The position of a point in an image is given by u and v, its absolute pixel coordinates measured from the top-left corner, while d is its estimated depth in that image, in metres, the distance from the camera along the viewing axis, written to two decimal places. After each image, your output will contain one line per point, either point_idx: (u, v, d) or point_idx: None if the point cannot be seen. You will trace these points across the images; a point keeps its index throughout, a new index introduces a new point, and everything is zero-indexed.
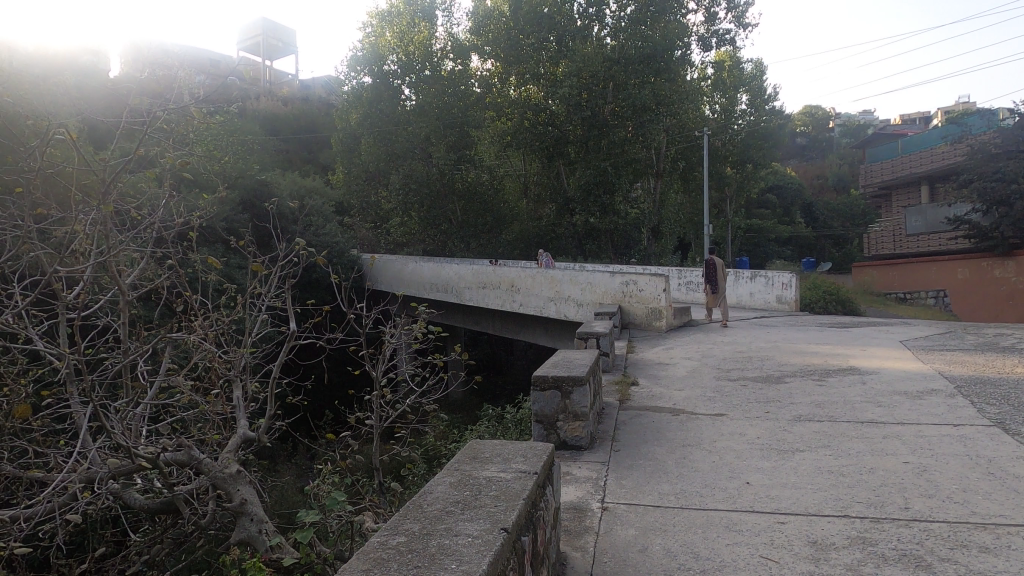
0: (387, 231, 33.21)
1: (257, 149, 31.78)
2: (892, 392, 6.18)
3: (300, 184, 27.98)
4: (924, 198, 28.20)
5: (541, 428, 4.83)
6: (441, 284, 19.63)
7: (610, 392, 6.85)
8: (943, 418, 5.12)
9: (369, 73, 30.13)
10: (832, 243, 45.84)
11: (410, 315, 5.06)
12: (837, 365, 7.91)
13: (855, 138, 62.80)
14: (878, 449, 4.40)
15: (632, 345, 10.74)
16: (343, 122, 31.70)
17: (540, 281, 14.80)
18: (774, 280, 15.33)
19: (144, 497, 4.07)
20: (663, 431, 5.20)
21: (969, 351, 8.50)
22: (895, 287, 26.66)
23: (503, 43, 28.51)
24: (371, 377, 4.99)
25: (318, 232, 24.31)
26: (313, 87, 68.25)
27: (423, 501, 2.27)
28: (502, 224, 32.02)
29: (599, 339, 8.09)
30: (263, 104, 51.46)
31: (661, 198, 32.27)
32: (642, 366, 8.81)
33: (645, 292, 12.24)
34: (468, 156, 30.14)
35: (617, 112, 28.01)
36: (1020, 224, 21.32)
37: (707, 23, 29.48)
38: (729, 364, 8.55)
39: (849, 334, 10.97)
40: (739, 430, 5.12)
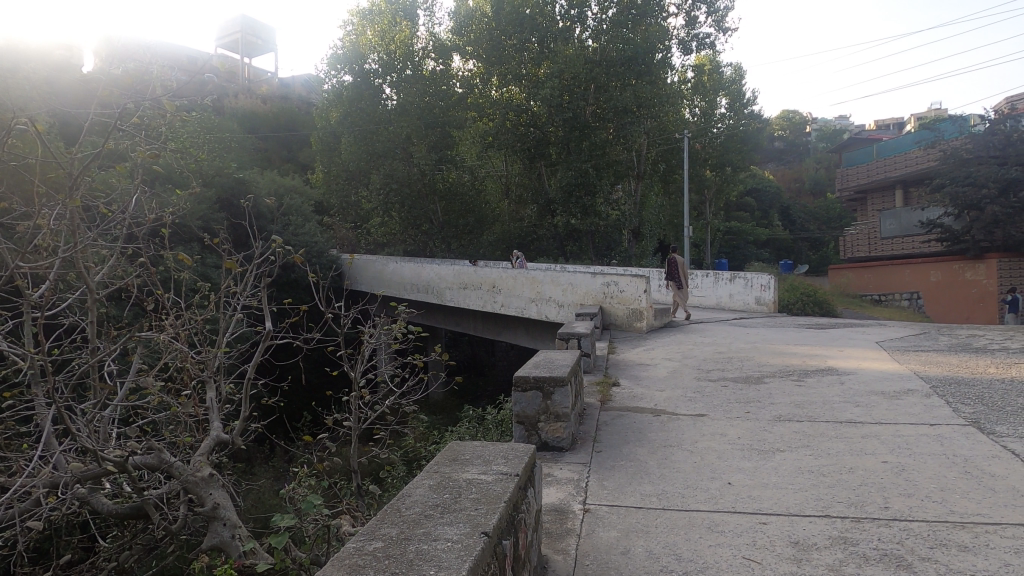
0: (368, 231, 32.98)
1: (235, 146, 31.35)
2: (870, 391, 6.24)
3: (279, 183, 27.70)
4: (898, 202, 28.70)
5: (522, 429, 4.79)
6: (422, 284, 19.51)
7: (591, 393, 6.83)
8: (919, 418, 5.17)
9: (351, 72, 29.96)
10: (809, 245, 46.50)
11: (389, 314, 4.98)
12: (816, 366, 7.97)
13: (831, 142, 63.83)
14: (857, 449, 4.43)
15: (613, 346, 10.76)
16: (324, 120, 31.47)
17: (521, 282, 14.76)
18: (753, 282, 15.47)
19: (112, 502, 3.94)
20: (644, 432, 5.19)
21: (943, 351, 8.63)
22: (871, 289, 27.13)
23: (485, 43, 28.45)
24: (351, 378, 4.89)
25: (297, 231, 24.07)
26: (292, 85, 67.75)
27: (401, 505, 2.21)
28: (484, 225, 31.96)
29: (580, 339, 8.07)
30: (242, 101, 50.86)
31: (642, 199, 32.47)
32: (623, 366, 8.82)
33: (626, 293, 12.23)
34: (449, 156, 30.04)
35: (598, 113, 28.11)
36: (990, 227, 21.82)
37: (688, 26, 29.75)
38: (710, 365, 8.59)
39: (827, 335, 11.11)
40: (720, 431, 5.13)
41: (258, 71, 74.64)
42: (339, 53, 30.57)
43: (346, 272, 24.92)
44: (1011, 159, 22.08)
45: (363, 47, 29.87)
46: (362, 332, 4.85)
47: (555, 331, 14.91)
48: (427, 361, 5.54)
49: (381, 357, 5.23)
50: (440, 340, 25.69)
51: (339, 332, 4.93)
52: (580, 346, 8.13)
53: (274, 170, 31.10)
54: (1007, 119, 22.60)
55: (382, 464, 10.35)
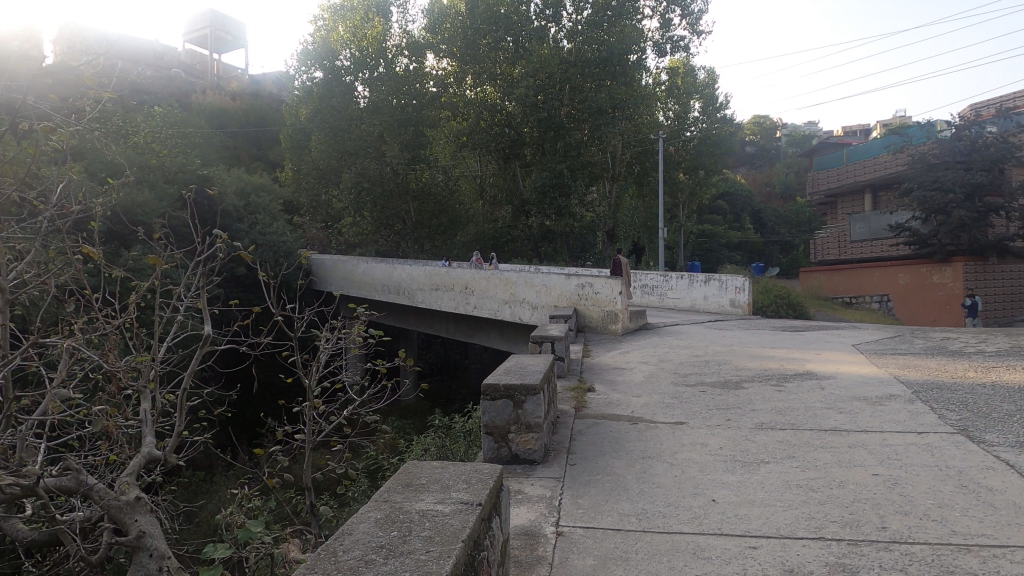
0: (339, 231, 32.31)
1: (200, 143, 30.45)
2: (852, 397, 6.05)
3: (245, 180, 26.95)
4: (867, 205, 29.08)
5: (491, 441, 4.46)
6: (393, 286, 19.05)
7: (565, 400, 6.51)
8: (905, 426, 4.97)
9: (322, 69, 29.38)
10: (780, 249, 47.00)
11: (350, 315, 4.60)
12: (795, 369, 7.78)
13: (802, 148, 64.82)
14: (845, 459, 4.19)
15: (587, 349, 10.48)
16: (293, 118, 30.79)
17: (494, 284, 14.43)
18: (728, 284, 15.34)
19: (27, 530, 3.49)
20: (621, 442, 4.89)
21: (920, 355, 8.51)
22: (841, 292, 27.31)
23: (459, 42, 28.07)
24: (306, 386, 4.49)
25: (264, 230, 23.44)
26: (263, 82, 66.65)
27: (340, 546, 1.85)
28: (457, 226, 31.53)
29: (554, 343, 7.75)
30: (210, 98, 49.62)
31: (617, 202, 32.35)
32: (598, 371, 8.53)
33: (601, 295, 11.97)
34: (422, 155, 29.55)
35: (573, 114, 27.88)
36: (956, 231, 22.19)
37: (662, 29, 29.75)
38: (687, 369, 8.34)
39: (802, 337, 10.98)
40: (701, 441, 4.85)
41: (228, 68, 73.11)
42: (309, 49, 29.90)
43: (315, 273, 24.33)
44: (977, 164, 22.45)
45: (334, 42, 29.37)
46: (319, 335, 4.46)
47: (529, 333, 14.60)
48: (394, 365, 5.17)
49: (341, 362, 4.84)
50: (412, 343, 25.20)
51: (294, 333, 4.52)
52: (553, 350, 7.82)
53: (241, 168, 30.30)
54: (972, 125, 23.01)
55: (336, 480, 9.83)
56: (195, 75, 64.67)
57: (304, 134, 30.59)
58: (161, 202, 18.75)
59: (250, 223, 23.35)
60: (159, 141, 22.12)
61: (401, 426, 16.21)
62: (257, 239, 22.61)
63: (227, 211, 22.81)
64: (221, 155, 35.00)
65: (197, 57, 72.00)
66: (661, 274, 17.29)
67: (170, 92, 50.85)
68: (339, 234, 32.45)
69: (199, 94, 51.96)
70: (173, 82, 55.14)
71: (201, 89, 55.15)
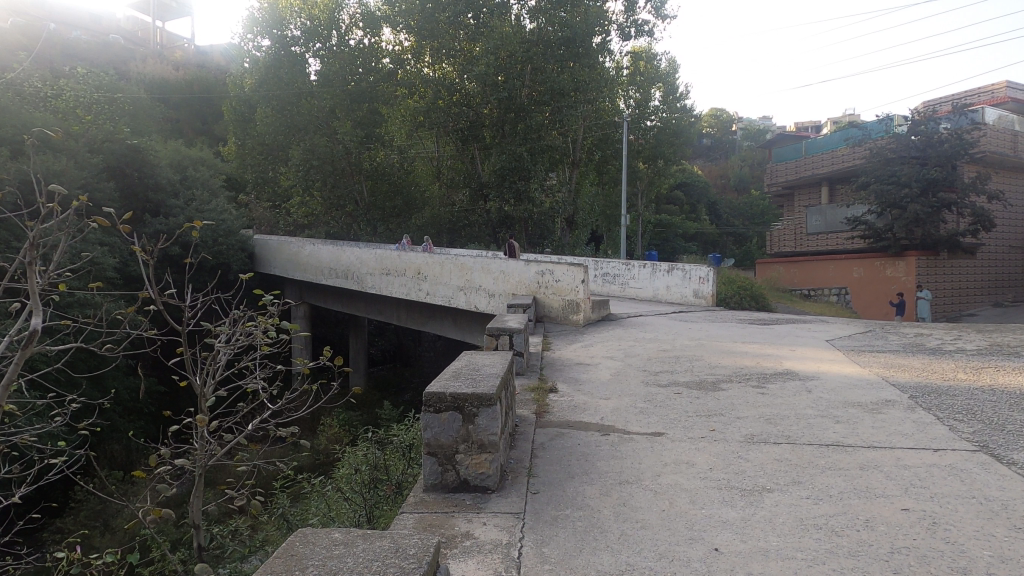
0: (288, 211, 30.71)
1: (134, 113, 28.34)
2: (844, 402, 5.42)
3: (182, 155, 25.26)
4: (824, 198, 29.19)
5: (434, 463, 3.58)
6: (342, 270, 17.86)
7: (525, 404, 5.68)
8: (916, 440, 4.31)
9: (269, 38, 27.91)
10: (734, 240, 47.45)
11: (265, 306, 3.59)
12: (773, 368, 7.16)
13: (757, 142, 65.68)
14: (864, 487, 3.48)
15: (547, 341, 9.70)
16: (238, 88, 29.07)
17: (448, 269, 13.47)
18: (692, 274, 14.83)
19: None
20: (592, 462, 4.08)
21: (898, 353, 8.01)
22: (798, 284, 27.18)
23: (417, 14, 26.63)
24: (200, 391, 3.45)
25: (201, 207, 21.91)
26: (211, 53, 63.53)
27: None
28: (412, 209, 30.30)
29: (512, 336, 6.94)
30: (150, 67, 46.80)
31: (577, 188, 31.65)
32: (560, 367, 7.72)
33: (562, 283, 11.18)
34: (376, 134, 28.26)
35: (534, 96, 26.82)
36: (911, 226, 22.53)
37: (626, 12, 29.01)
38: (656, 365, 7.64)
39: (771, 332, 10.46)
40: (685, 459, 4.09)
41: (172, 36, 69.59)
42: (256, 15, 28.11)
43: (259, 254, 22.88)
44: (931, 160, 22.46)
45: (283, 10, 27.93)
46: (219, 328, 3.42)
47: (484, 323, 13.73)
48: (332, 366, 4.23)
49: (253, 362, 3.79)
50: (363, 331, 24.03)
51: (186, 321, 3.48)
52: (513, 345, 7.01)
53: (181, 141, 28.40)
54: (928, 121, 23.06)
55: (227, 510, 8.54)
56: (134, 43, 61.04)
57: (249, 106, 28.85)
58: (83, 172, 17.22)
59: (186, 199, 21.79)
60: (83, 107, 20.36)
61: (336, 431, 15.27)
62: (194, 216, 21.00)
63: (162, 185, 21.24)
64: (161, 127, 32.89)
65: (141, 24, 68.30)
66: (623, 263, 16.59)
67: (109, 60, 48.01)
68: (288, 214, 30.85)
69: (140, 63, 49.15)
70: (112, 49, 51.88)
71: (142, 57, 51.90)
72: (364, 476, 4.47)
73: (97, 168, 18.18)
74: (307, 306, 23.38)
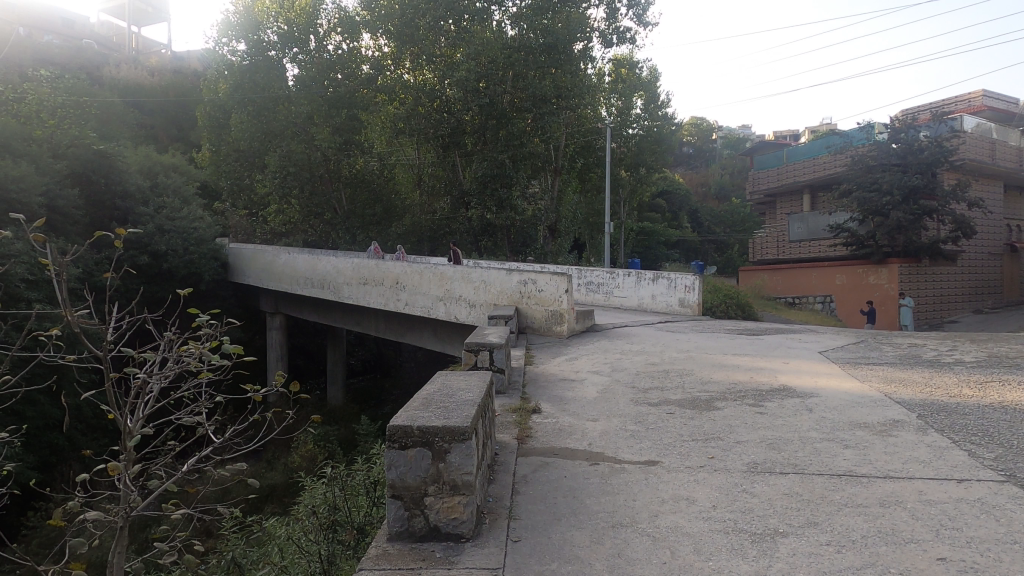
0: (264, 220, 29.92)
1: (103, 119, 27.50)
2: (849, 423, 5.03)
3: (152, 161, 24.49)
4: (806, 206, 29.16)
5: (399, 508, 3.09)
6: (317, 279, 17.28)
7: (506, 428, 5.22)
8: (935, 468, 3.92)
9: (245, 43, 27.37)
10: (715, 248, 47.47)
11: (202, 329, 3.07)
12: (768, 383, 6.77)
13: (737, 150, 66.19)
14: (889, 529, 3.08)
15: (530, 354, 9.24)
16: (212, 93, 28.40)
17: (427, 279, 12.97)
18: (677, 282, 14.56)
19: None
20: (580, 499, 3.63)
21: (896, 366, 7.68)
22: (782, 292, 27.02)
23: (397, 18, 26.15)
24: (125, 428, 2.97)
25: (173, 214, 21.18)
26: (188, 58, 62.55)
27: None
28: (392, 217, 29.74)
29: (492, 351, 6.49)
30: (124, 72, 45.82)
31: (559, 195, 31.32)
32: (544, 384, 7.25)
33: (545, 293, 10.77)
34: (356, 141, 27.74)
35: (517, 102, 26.49)
36: (893, 233, 22.52)
37: (609, 19, 28.85)
38: (645, 381, 7.23)
39: (761, 342, 10.11)
40: (684, 494, 3.66)
41: (149, 42, 68.58)
42: (231, 19, 27.54)
43: (232, 263, 22.17)
44: (913, 167, 22.47)
45: (259, 14, 27.40)
46: (145, 356, 2.92)
47: (464, 335, 13.24)
48: (287, 392, 3.77)
49: (191, 392, 3.26)
50: (341, 342, 23.36)
51: (107, 345, 2.96)
52: (493, 361, 6.54)
53: (152, 147, 27.62)
54: (908, 129, 23.10)
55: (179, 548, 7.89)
56: (108, 48, 59.87)
57: (224, 112, 28.14)
58: (45, 178, 16.50)
59: (156, 207, 21.07)
60: (46, 111, 19.57)
61: (310, 449, 14.68)
62: (164, 224, 20.30)
63: (131, 193, 20.52)
64: (133, 132, 32.05)
65: (115, 29, 67.08)
66: (607, 271, 16.19)
67: (80, 64, 46.87)
68: (265, 222, 30.09)
69: (114, 67, 48.05)
70: (84, 53, 50.73)
71: (117, 62, 50.80)
72: (322, 520, 3.99)
73: (59, 174, 17.42)
74: (283, 317, 22.71)
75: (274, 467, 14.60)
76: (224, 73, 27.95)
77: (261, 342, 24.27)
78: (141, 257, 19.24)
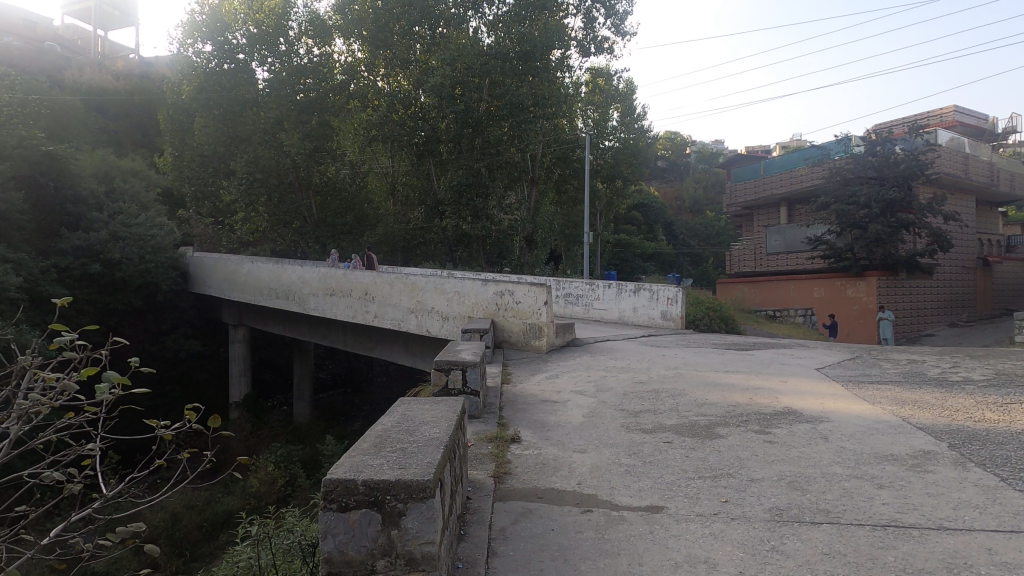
0: (230, 227, 28.72)
1: (58, 120, 26.17)
2: (874, 455, 4.39)
3: (108, 165, 23.29)
4: (783, 218, 29.04)
5: None
6: (282, 290, 16.32)
7: (479, 463, 4.45)
8: (993, 515, 3.29)
9: (212, 46, 26.53)
10: (690, 261, 47.33)
11: (68, 352, 2.30)
12: (772, 406, 6.14)
13: (710, 164, 66.75)
14: None
15: (506, 372, 8.49)
16: (175, 96, 27.31)
17: (398, 289, 12.18)
18: (659, 295, 14.03)
19: None
20: (573, 564, 2.90)
21: (900, 384, 7.13)
22: (761, 305, 26.69)
23: (370, 23, 25.40)
24: None
25: (129, 220, 20.02)
26: (156, 64, 60.92)
27: None
28: (364, 225, 28.85)
29: (465, 371, 5.75)
30: (86, 75, 44.23)
31: (536, 206, 30.76)
32: (524, 406, 6.53)
33: (522, 305, 10.09)
34: (327, 147, 26.81)
35: (493, 110, 25.97)
36: (871, 246, 22.36)
37: (586, 29, 28.51)
38: (634, 402, 6.55)
39: (753, 358, 9.52)
40: (701, 555, 2.96)
41: (117, 45, 66.93)
42: (198, 20, 26.63)
43: (193, 273, 21.02)
44: (890, 180, 22.35)
45: (226, 15, 26.55)
46: None
47: (437, 349, 12.46)
48: (205, 429, 3.02)
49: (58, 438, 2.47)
50: (308, 355, 22.31)
51: None
52: (466, 381, 5.79)
53: (110, 151, 26.37)
54: (885, 142, 22.97)
55: None
56: (73, 52, 58.11)
57: (187, 115, 27.04)
58: None
59: (111, 212, 19.92)
60: None
61: (269, 472, 13.68)
62: (118, 230, 19.15)
63: (83, 197, 19.35)
64: (92, 135, 30.67)
65: (80, 33, 65.24)
66: (587, 282, 15.53)
67: (39, 67, 45.11)
68: (231, 230, 28.93)
69: (75, 71, 46.27)
70: (46, 56, 49.04)
71: (81, 65, 49.10)
72: None
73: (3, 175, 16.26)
74: (247, 329, 21.61)
75: (231, 492, 13.56)
76: (187, 76, 26.91)
77: (223, 355, 23.08)
78: (92, 265, 18.04)
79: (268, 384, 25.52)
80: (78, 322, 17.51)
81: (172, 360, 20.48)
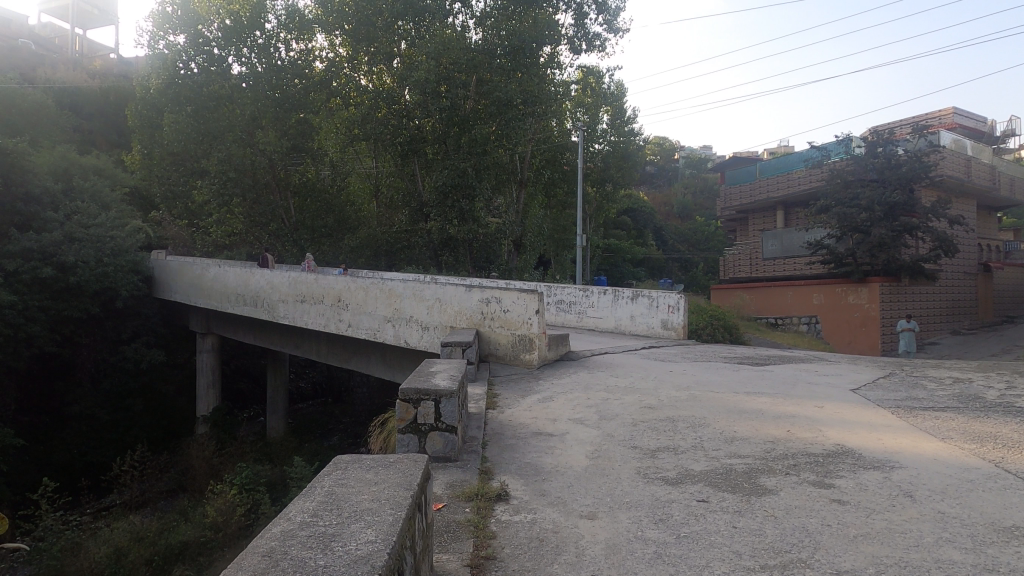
0: (203, 230, 27.29)
1: (18, 115, 24.55)
2: (991, 527, 3.21)
3: (65, 163, 21.77)
4: (779, 222, 28.11)
5: None
6: (249, 296, 14.97)
7: (452, 541, 3.19)
8: None
9: (183, 39, 25.12)
10: (680, 267, 46.31)
11: None
12: (818, 442, 4.98)
13: (699, 170, 66.14)
14: None
15: (492, 393, 7.24)
16: (144, 92, 25.87)
17: (373, 296, 10.91)
18: (659, 302, 12.91)
19: None
20: None
21: (961, 411, 5.96)
22: (765, 312, 25.33)
23: (350, 15, 23.93)
24: None
25: (86, 221, 18.69)
26: (136, 62, 59.32)
27: None
28: (345, 228, 27.31)
29: (438, 402, 4.52)
30: (61, 73, 42.56)
31: (524, 210, 29.56)
32: (514, 440, 5.33)
33: (511, 314, 8.88)
34: (306, 146, 25.49)
35: (479, 108, 24.73)
36: (873, 250, 21.33)
37: (577, 25, 27.36)
38: (648, 436, 5.37)
39: (773, 375, 8.36)
40: None
41: (96, 45, 65.21)
42: (169, 12, 25.20)
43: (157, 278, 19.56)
44: (891, 182, 21.23)
45: (199, 6, 25.17)
46: None
47: (416, 361, 11.21)
48: None
49: None
50: (282, 364, 20.94)
51: None
52: (439, 416, 4.54)
53: (71, 148, 24.86)
54: (886, 143, 21.88)
55: None
56: (48, 50, 56.15)
57: (157, 111, 25.63)
58: None
59: (67, 212, 18.55)
60: None
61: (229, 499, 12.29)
62: (75, 231, 17.82)
63: (35, 195, 17.90)
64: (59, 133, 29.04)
65: (58, 31, 63.50)
66: (580, 288, 14.34)
67: (10, 66, 43.38)
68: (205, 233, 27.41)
69: (48, 69, 44.59)
70: (17, 53, 47.06)
71: (55, 63, 47.49)
72: None
73: None
74: (216, 338, 20.20)
75: (188, 519, 12.18)
76: (156, 71, 25.46)
77: (192, 365, 21.64)
78: (45, 269, 16.53)
79: (241, 394, 24.09)
80: (29, 330, 16.03)
81: (135, 372, 19.03)
